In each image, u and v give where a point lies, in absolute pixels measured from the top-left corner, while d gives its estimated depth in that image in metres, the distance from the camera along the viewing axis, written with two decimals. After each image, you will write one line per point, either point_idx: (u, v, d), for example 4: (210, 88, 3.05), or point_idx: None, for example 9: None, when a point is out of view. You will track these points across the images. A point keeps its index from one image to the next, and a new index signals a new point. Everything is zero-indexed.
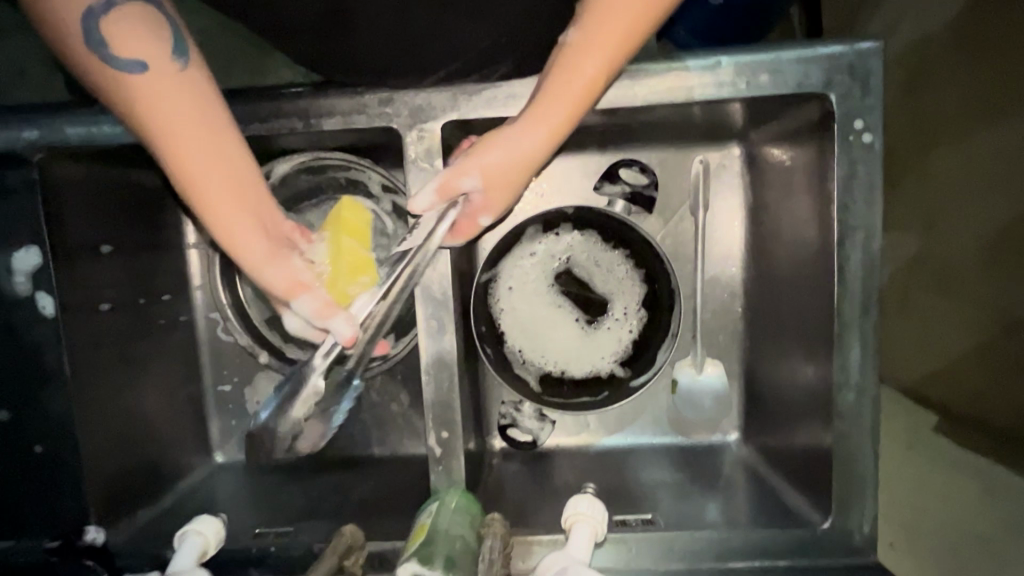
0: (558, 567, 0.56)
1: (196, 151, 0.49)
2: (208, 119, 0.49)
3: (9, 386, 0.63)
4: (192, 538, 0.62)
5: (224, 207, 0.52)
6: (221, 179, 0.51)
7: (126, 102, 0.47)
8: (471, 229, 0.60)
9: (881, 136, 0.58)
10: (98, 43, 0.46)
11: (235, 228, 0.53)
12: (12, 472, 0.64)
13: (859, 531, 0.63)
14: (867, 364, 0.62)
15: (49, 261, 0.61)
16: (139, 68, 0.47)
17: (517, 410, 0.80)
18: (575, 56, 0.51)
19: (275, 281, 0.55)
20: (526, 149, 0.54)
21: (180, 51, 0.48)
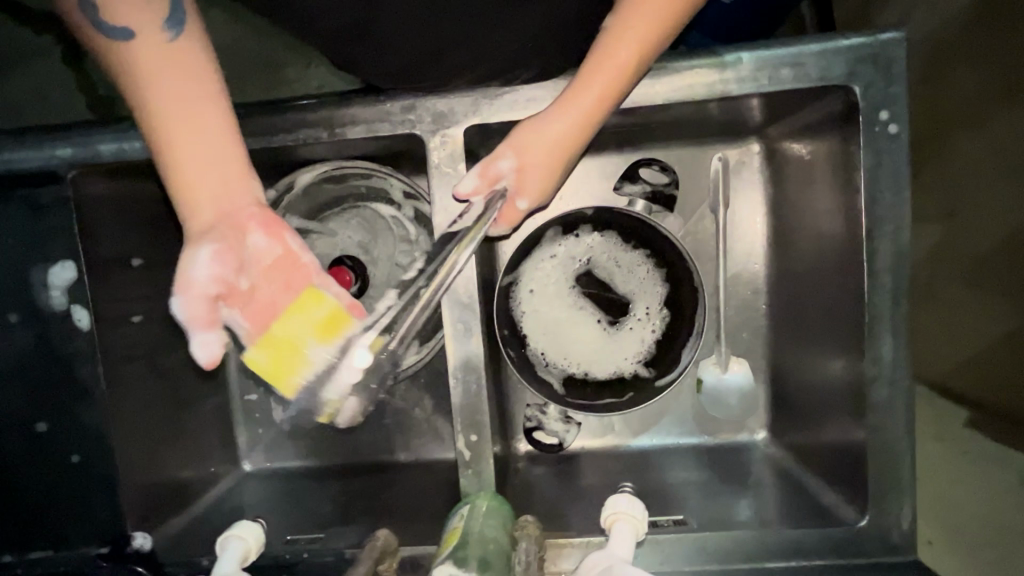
0: (607, 564, 0.55)
1: (172, 119, 0.47)
2: (190, 90, 0.48)
3: (46, 397, 0.64)
4: (235, 542, 0.63)
5: (189, 178, 0.50)
6: (193, 151, 0.49)
7: (116, 67, 0.47)
8: (514, 216, 0.60)
9: (907, 126, 0.57)
10: (90, 8, 0.45)
11: (195, 202, 0.50)
12: (49, 483, 0.65)
13: (898, 528, 0.62)
14: (900, 357, 0.61)
15: (82, 275, 0.63)
16: (126, 35, 0.46)
17: (542, 412, 0.79)
18: (611, 40, 0.53)
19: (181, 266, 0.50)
20: (560, 132, 0.55)
21: (174, 22, 0.47)
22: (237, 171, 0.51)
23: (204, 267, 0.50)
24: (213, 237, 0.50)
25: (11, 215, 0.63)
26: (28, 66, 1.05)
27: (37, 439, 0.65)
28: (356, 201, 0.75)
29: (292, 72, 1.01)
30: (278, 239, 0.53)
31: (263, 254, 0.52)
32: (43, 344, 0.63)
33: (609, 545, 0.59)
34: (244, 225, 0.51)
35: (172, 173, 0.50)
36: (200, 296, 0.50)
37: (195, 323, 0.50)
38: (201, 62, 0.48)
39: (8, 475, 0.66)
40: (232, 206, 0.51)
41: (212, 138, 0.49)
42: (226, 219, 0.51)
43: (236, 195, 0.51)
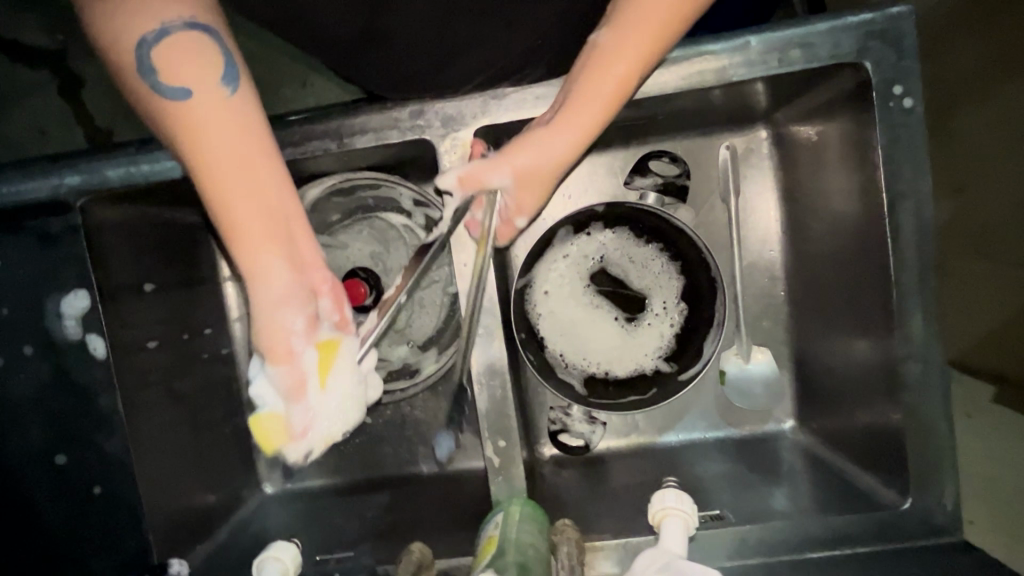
0: (662, 562, 0.55)
1: (233, 176, 0.46)
2: (249, 146, 0.46)
3: (64, 430, 0.63)
4: (272, 564, 0.62)
5: (252, 239, 0.48)
6: (255, 211, 0.47)
7: (171, 127, 0.46)
8: (510, 231, 0.61)
9: (922, 99, 0.57)
10: (148, 70, 0.45)
11: (259, 269, 0.48)
12: (72, 516, 0.64)
13: (942, 508, 0.60)
14: (930, 333, 0.60)
15: (96, 303, 0.62)
16: (185, 94, 0.45)
17: (566, 414, 0.77)
18: (611, 55, 0.52)
19: (270, 333, 0.50)
20: (561, 153, 0.55)
21: (230, 77, 0.47)
22: (296, 231, 0.50)
23: (295, 335, 0.50)
24: (292, 304, 0.50)
25: (21, 247, 0.62)
26: (24, 103, 1.05)
27: (57, 472, 0.64)
28: (364, 213, 0.74)
29: (288, 92, 1.00)
30: (341, 305, 0.53)
31: (332, 319, 0.53)
32: (60, 375, 0.63)
33: (660, 542, 0.58)
34: (315, 290, 0.52)
35: (231, 236, 0.48)
36: (297, 365, 0.51)
37: (293, 387, 0.51)
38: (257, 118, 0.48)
39: (29, 512, 0.64)
40: (301, 270, 0.50)
41: (270, 194, 0.48)
42: (299, 285, 0.50)
43: (305, 259, 0.51)
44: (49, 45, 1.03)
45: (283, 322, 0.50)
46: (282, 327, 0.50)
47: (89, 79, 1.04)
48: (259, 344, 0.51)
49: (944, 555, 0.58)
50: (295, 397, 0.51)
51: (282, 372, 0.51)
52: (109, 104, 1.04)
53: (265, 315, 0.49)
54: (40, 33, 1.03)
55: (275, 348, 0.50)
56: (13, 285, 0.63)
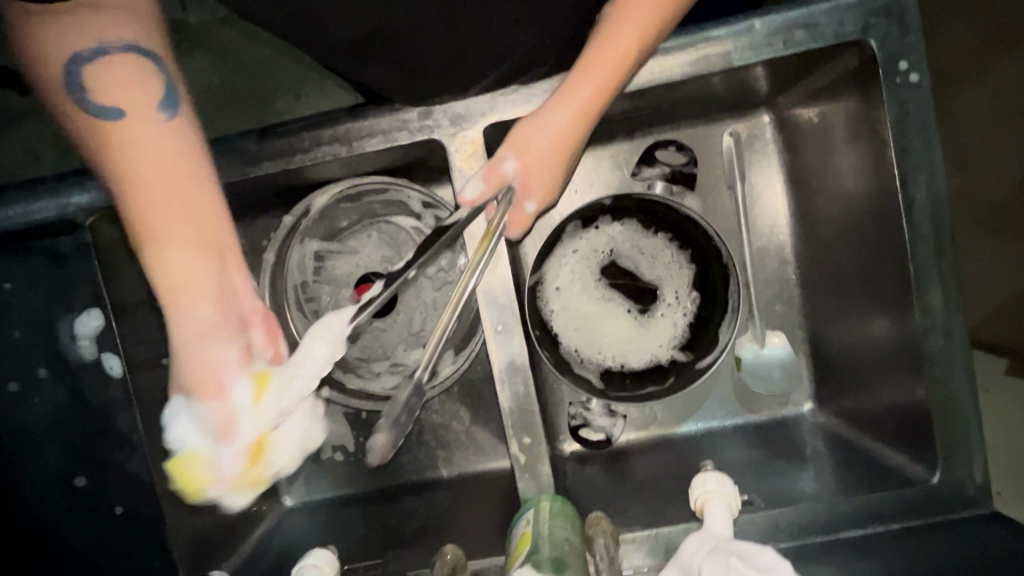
0: (711, 546, 0.54)
1: (161, 200, 0.46)
2: (176, 171, 0.47)
3: (83, 451, 0.63)
4: (311, 572, 0.61)
5: (179, 262, 0.47)
6: (184, 235, 0.47)
7: (99, 145, 0.46)
8: (523, 219, 0.61)
9: (928, 74, 0.58)
10: (79, 88, 0.46)
11: (179, 296, 0.48)
12: (95, 538, 0.64)
13: (972, 481, 0.60)
14: (950, 306, 0.61)
15: (110, 321, 0.62)
16: (116, 114, 0.46)
17: (586, 409, 0.77)
18: (611, 28, 0.53)
19: (198, 368, 0.48)
20: (563, 130, 0.56)
21: (169, 103, 0.48)
22: (229, 258, 0.50)
23: (223, 373, 0.49)
24: (223, 335, 0.49)
25: (31, 268, 0.62)
26: (17, 129, 1.04)
27: (76, 494, 0.63)
28: (374, 218, 0.74)
29: (282, 104, 1.00)
30: (275, 341, 0.52)
31: (267, 352, 0.51)
32: (76, 397, 0.62)
33: (706, 526, 0.57)
34: (247, 322, 0.51)
35: (157, 257, 0.47)
36: (225, 405, 0.49)
37: (220, 429, 0.49)
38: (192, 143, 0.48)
39: (48, 538, 0.63)
40: (236, 300, 0.50)
41: (199, 221, 0.48)
42: (229, 316, 0.49)
43: (236, 288, 0.50)
44: None
45: (210, 355, 0.48)
46: (211, 360, 0.48)
47: None
48: (184, 377, 0.49)
49: (976, 526, 0.58)
50: (222, 437, 0.49)
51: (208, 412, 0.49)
52: None
53: (190, 349, 0.48)
54: None
55: (207, 387, 0.48)
56: (24, 308, 0.62)
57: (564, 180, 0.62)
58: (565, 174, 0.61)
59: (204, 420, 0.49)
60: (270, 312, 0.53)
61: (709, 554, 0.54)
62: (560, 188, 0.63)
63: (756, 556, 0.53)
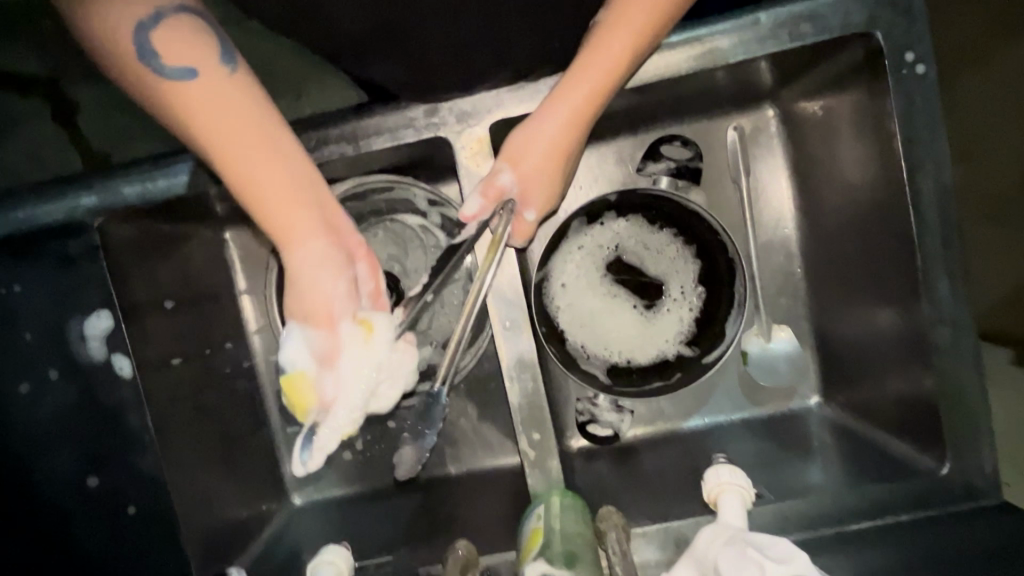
0: (727, 536, 0.54)
1: (250, 146, 0.49)
2: (259, 116, 0.49)
3: (95, 451, 0.63)
4: (326, 568, 0.61)
5: (277, 206, 0.50)
6: (275, 177, 0.50)
7: (176, 107, 0.48)
8: (525, 229, 0.60)
9: (934, 65, 0.58)
10: (147, 54, 0.47)
11: (288, 235, 0.51)
12: (107, 538, 0.64)
13: (981, 471, 0.61)
14: (957, 297, 0.61)
15: (120, 322, 0.62)
16: (188, 73, 0.47)
17: (593, 405, 0.76)
18: (604, 32, 0.54)
19: (312, 300, 0.51)
20: (556, 136, 0.56)
21: (228, 55, 0.49)
22: (322, 196, 0.53)
23: (334, 305, 0.52)
24: (331, 267, 0.52)
25: (39, 270, 0.62)
26: (20, 132, 1.04)
27: (88, 495, 0.63)
28: (380, 216, 0.74)
29: (283, 103, 1.00)
30: (375, 275, 0.55)
31: (367, 287, 0.55)
32: (86, 397, 0.62)
33: (721, 517, 0.58)
34: (353, 255, 0.54)
35: (257, 205, 0.50)
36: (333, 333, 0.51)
37: (325, 354, 0.51)
38: (259, 94, 0.50)
39: (61, 538, 0.64)
40: (340, 233, 0.54)
41: (291, 162, 0.51)
42: (336, 250, 0.53)
43: (336, 221, 0.54)
44: (39, 72, 1.02)
45: (321, 286, 0.52)
46: (319, 292, 0.52)
47: (83, 103, 1.03)
48: (296, 310, 0.52)
49: (987, 515, 0.58)
50: (327, 362, 0.51)
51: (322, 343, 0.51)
52: (106, 127, 1.04)
53: (306, 285, 0.51)
54: (30, 60, 1.01)
55: (317, 318, 0.51)
56: (33, 310, 0.62)
57: (563, 186, 0.61)
58: (564, 181, 0.61)
59: (314, 346, 0.51)
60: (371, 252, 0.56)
61: (726, 545, 0.53)
62: (559, 197, 0.62)
63: (771, 547, 0.52)
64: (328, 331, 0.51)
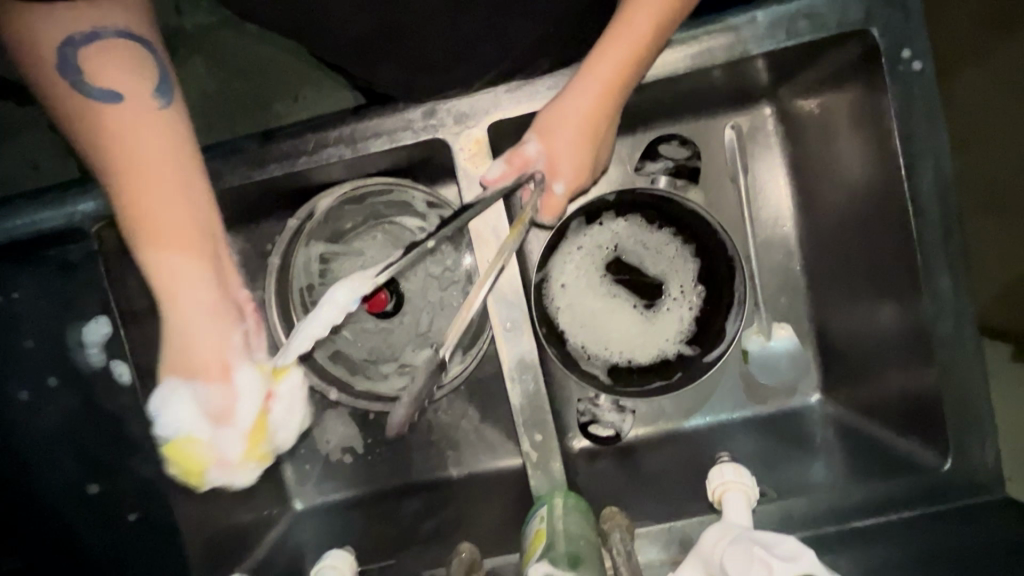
0: (733, 535, 0.54)
1: (158, 181, 0.44)
2: (175, 152, 0.46)
3: (96, 457, 0.63)
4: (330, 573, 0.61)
5: (163, 253, 0.45)
6: (175, 219, 0.45)
7: (86, 127, 0.44)
8: (555, 204, 0.59)
9: (931, 61, 0.58)
10: (73, 73, 0.44)
11: (165, 278, 0.45)
12: (109, 545, 0.63)
13: (984, 466, 0.61)
14: (958, 292, 0.61)
15: (119, 327, 0.62)
16: (110, 97, 0.44)
17: (594, 405, 0.76)
18: (630, 3, 0.52)
19: (198, 354, 0.46)
20: (585, 108, 0.55)
21: (163, 91, 0.47)
22: (218, 249, 0.48)
23: (231, 357, 0.47)
24: (219, 322, 0.47)
25: (40, 277, 0.62)
26: (16, 138, 1.04)
27: (90, 502, 0.63)
28: (380, 219, 0.75)
29: (280, 107, 1.00)
30: (265, 331, 0.52)
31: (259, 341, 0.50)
32: (87, 404, 0.62)
33: (726, 516, 0.58)
34: (242, 310, 0.49)
35: (145, 244, 0.45)
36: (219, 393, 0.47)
37: (217, 416, 0.47)
38: (184, 130, 0.47)
39: (62, 545, 0.63)
40: (228, 292, 0.48)
41: (193, 206, 0.46)
42: (221, 306, 0.47)
43: (228, 280, 0.49)
44: None
45: (203, 342, 0.46)
46: (199, 346, 0.47)
47: None
48: (173, 365, 0.47)
49: (992, 511, 0.58)
50: (221, 422, 0.47)
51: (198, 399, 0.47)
52: None
53: (183, 337, 0.46)
54: None
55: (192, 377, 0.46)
56: (33, 316, 0.62)
57: (596, 162, 0.60)
58: (597, 156, 0.59)
59: (199, 407, 0.47)
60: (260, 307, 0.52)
61: (730, 543, 0.53)
62: (592, 173, 0.61)
63: (779, 545, 0.50)
64: (215, 392, 0.47)
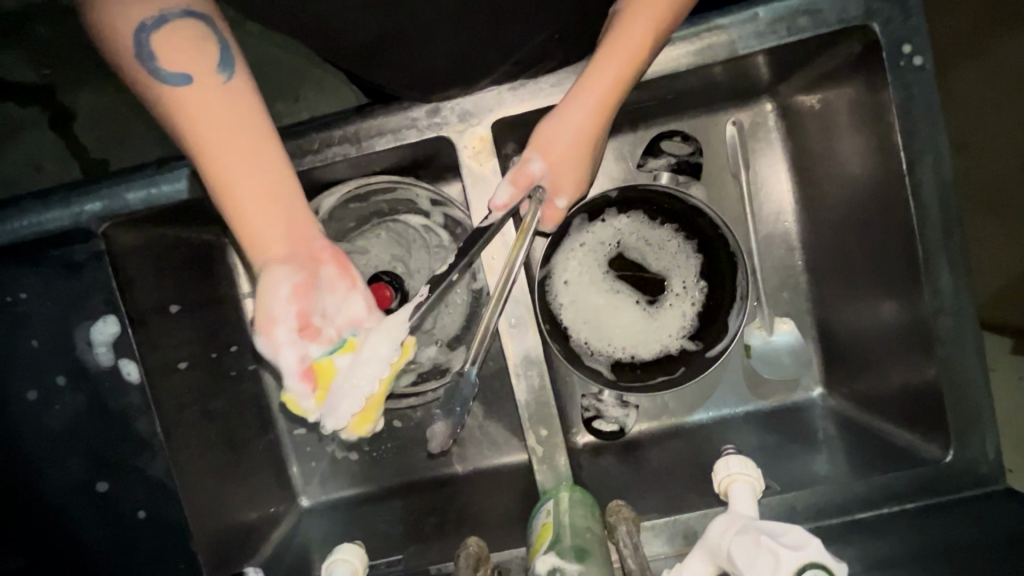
0: (738, 526, 0.54)
1: (227, 150, 0.48)
2: (247, 122, 0.48)
3: (104, 456, 0.63)
4: (342, 567, 0.61)
5: (260, 216, 0.50)
6: (251, 185, 0.49)
7: (169, 112, 0.48)
8: (556, 214, 0.61)
9: (932, 57, 0.58)
10: (148, 57, 0.47)
11: (265, 238, 0.50)
12: (118, 543, 0.64)
13: (985, 458, 0.61)
14: (959, 286, 0.61)
15: (126, 327, 0.62)
16: (184, 79, 0.47)
17: (598, 400, 0.77)
18: (623, 23, 0.54)
19: (262, 300, 0.50)
20: (583, 123, 0.56)
21: (225, 64, 0.48)
22: (299, 209, 0.52)
23: (280, 303, 0.50)
24: (285, 268, 0.50)
25: (46, 277, 0.62)
26: (18, 139, 1.04)
27: (98, 500, 0.64)
28: (382, 216, 0.75)
29: (282, 107, 1.00)
30: (346, 271, 0.54)
31: (339, 285, 0.53)
32: (94, 403, 0.63)
33: (733, 507, 0.58)
34: (317, 259, 0.52)
35: (233, 212, 0.50)
36: (274, 339, 0.51)
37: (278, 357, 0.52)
38: (252, 102, 0.49)
39: (70, 543, 0.64)
40: (303, 242, 0.52)
41: (261, 171, 0.49)
42: (297, 258, 0.51)
43: (303, 232, 0.52)
44: (37, 79, 1.02)
45: (276, 284, 0.50)
46: (269, 295, 0.50)
47: (80, 110, 1.03)
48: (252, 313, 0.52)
49: (993, 502, 0.59)
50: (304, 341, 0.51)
51: (268, 339, 0.51)
52: (105, 134, 1.04)
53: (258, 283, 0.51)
54: (27, 68, 1.01)
55: (263, 319, 0.51)
56: (40, 316, 0.63)
57: (593, 172, 0.62)
58: (594, 165, 0.62)
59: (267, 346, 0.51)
60: (339, 251, 0.53)
61: (735, 535, 0.53)
62: (589, 181, 0.63)
63: (784, 534, 0.50)
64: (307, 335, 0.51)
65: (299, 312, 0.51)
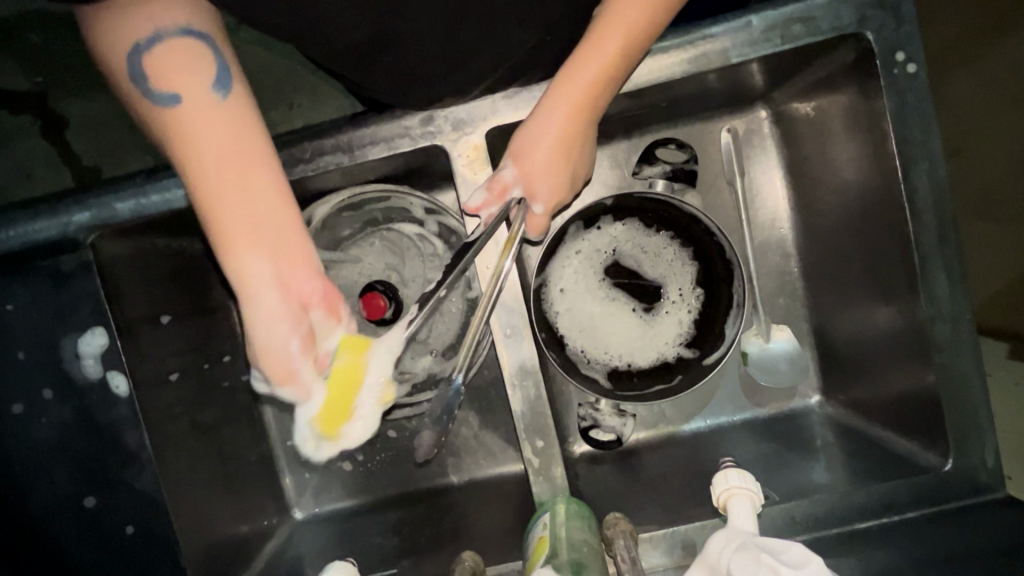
0: (739, 542, 0.53)
1: (220, 179, 0.47)
2: (243, 148, 0.48)
3: (92, 471, 0.62)
4: None
5: (248, 251, 0.49)
6: (243, 217, 0.48)
7: (161, 131, 0.47)
8: (537, 222, 0.60)
9: (924, 64, 0.58)
10: (139, 75, 0.46)
11: (254, 272, 0.49)
12: (104, 559, 0.62)
13: (985, 466, 0.61)
14: (955, 292, 0.61)
15: (115, 338, 0.61)
16: (175, 99, 0.46)
17: (595, 409, 0.76)
18: (598, 29, 0.54)
19: (269, 355, 0.50)
20: (557, 128, 0.56)
21: (222, 84, 0.48)
22: (289, 240, 0.50)
23: (293, 356, 0.50)
24: (287, 321, 0.50)
25: (33, 289, 0.61)
26: (8, 149, 1.03)
27: (85, 516, 0.62)
28: (376, 225, 0.74)
29: (276, 115, 1.00)
30: (336, 315, 0.53)
31: (329, 331, 0.52)
32: (81, 417, 0.61)
33: (731, 521, 0.58)
34: (307, 304, 0.51)
35: (225, 247, 0.49)
36: (303, 382, 0.51)
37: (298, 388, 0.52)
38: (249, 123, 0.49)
39: (55, 561, 0.62)
40: (294, 279, 0.51)
41: (257, 203, 0.49)
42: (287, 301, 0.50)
43: (296, 272, 0.51)
44: (30, 88, 1.01)
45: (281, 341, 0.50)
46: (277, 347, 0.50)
47: (73, 118, 1.02)
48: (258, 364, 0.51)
49: (993, 511, 0.58)
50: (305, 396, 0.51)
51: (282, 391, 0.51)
52: (95, 142, 1.03)
53: (261, 335, 0.50)
54: (19, 78, 1.01)
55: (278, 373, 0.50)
56: (27, 329, 0.62)
57: (574, 180, 0.61)
58: (575, 174, 0.61)
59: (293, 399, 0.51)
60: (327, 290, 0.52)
61: (734, 550, 0.53)
62: (573, 189, 0.61)
63: (786, 552, 0.51)
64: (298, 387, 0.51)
65: (291, 371, 0.50)
